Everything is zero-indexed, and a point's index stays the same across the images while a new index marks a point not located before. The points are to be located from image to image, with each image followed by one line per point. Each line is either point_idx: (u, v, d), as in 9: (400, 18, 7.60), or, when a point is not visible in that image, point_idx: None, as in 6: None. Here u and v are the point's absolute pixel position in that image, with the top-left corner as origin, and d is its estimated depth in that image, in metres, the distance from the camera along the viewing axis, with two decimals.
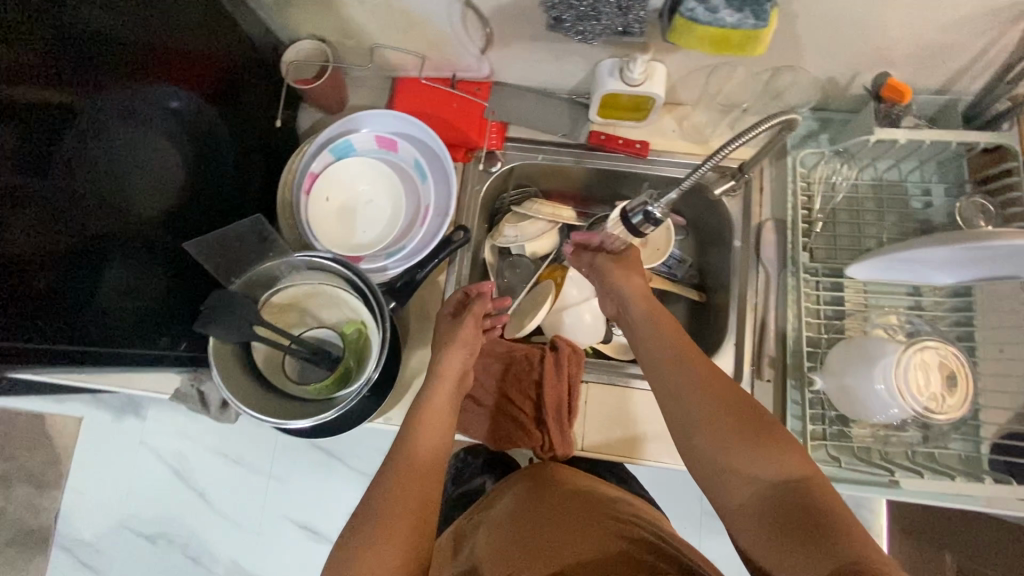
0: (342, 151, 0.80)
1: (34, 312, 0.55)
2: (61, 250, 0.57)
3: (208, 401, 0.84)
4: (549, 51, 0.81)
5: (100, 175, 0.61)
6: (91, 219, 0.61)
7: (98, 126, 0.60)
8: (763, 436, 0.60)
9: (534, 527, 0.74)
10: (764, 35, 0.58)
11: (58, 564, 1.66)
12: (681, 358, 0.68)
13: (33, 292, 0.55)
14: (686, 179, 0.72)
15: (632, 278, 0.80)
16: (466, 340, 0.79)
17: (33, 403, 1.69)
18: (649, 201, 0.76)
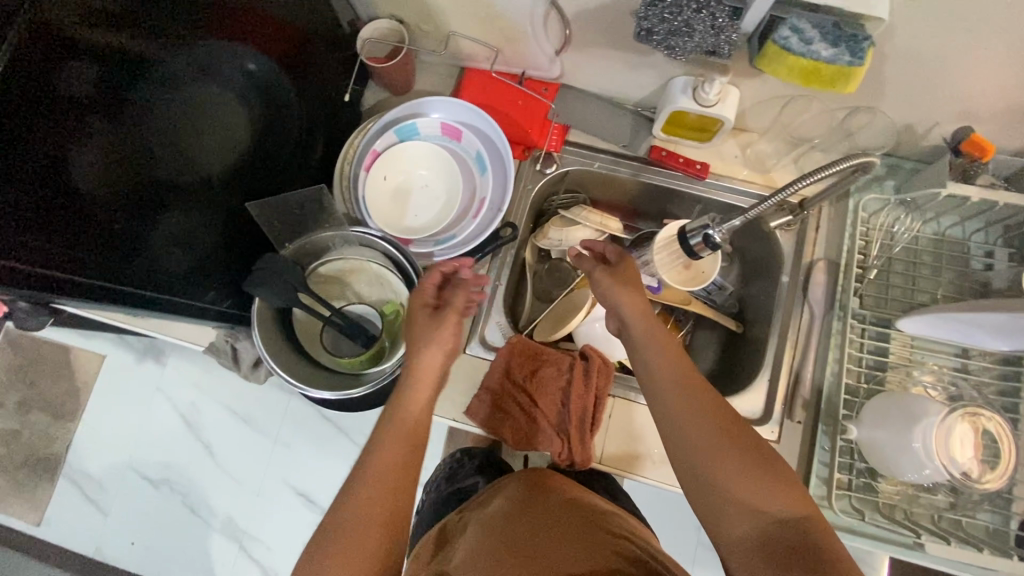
0: (406, 132, 0.81)
1: (95, 251, 0.56)
2: (127, 193, 0.59)
3: (241, 359, 0.85)
4: (624, 60, 0.80)
5: (168, 125, 0.62)
6: (157, 166, 0.62)
7: (171, 76, 0.61)
8: (768, 470, 0.60)
9: (514, 541, 0.74)
10: (857, 72, 0.58)
11: (62, 494, 1.69)
12: (682, 381, 0.66)
13: (94, 229, 0.56)
14: (752, 210, 0.72)
15: (635, 294, 0.74)
16: (447, 335, 0.71)
17: (63, 335, 1.74)
18: (711, 223, 0.75)
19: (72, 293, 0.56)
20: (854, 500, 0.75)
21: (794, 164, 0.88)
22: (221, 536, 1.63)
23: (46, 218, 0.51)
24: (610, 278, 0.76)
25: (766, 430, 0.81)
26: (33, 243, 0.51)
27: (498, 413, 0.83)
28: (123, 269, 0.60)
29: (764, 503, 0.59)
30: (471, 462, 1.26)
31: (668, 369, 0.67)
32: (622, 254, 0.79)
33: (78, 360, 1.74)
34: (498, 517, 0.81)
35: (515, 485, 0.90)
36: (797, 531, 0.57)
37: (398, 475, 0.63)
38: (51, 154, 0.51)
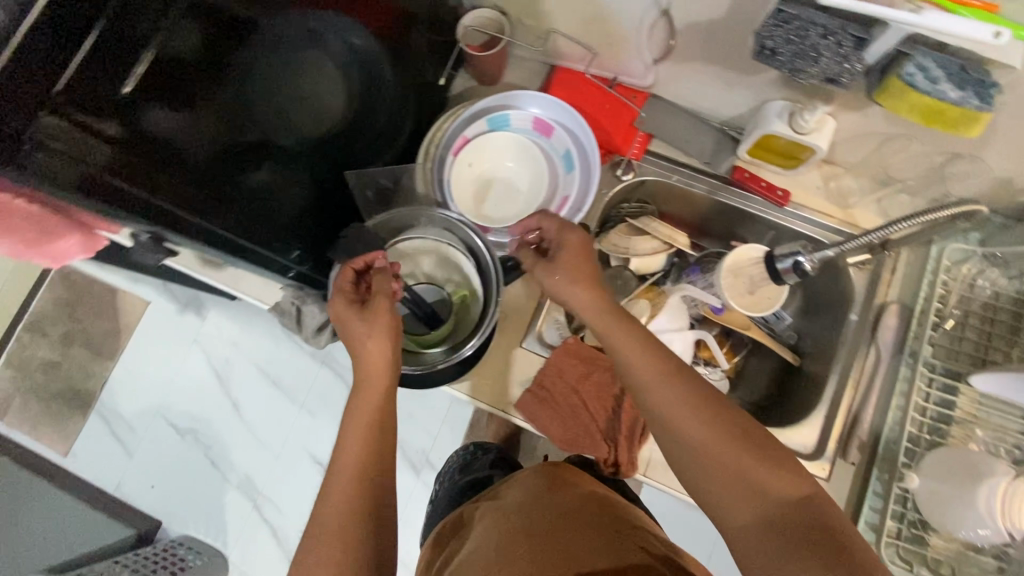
0: (497, 123, 0.81)
1: (205, 197, 0.58)
2: (234, 142, 0.60)
3: (303, 322, 0.86)
4: (723, 77, 0.80)
5: (278, 85, 0.63)
6: (264, 121, 0.63)
7: (287, 33, 0.62)
8: (764, 453, 0.57)
9: (510, 531, 0.72)
10: (983, 117, 0.58)
11: (90, 429, 1.72)
12: (661, 370, 0.62)
13: (199, 171, 0.57)
14: (849, 242, 0.75)
15: (577, 285, 0.69)
16: (383, 323, 0.69)
17: (112, 276, 1.79)
18: (803, 250, 0.76)
19: (182, 234, 0.58)
20: (903, 551, 0.73)
21: (878, 204, 0.86)
22: (237, 492, 1.65)
23: (170, 161, 0.53)
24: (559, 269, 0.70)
25: (818, 467, 0.80)
26: (156, 185, 0.53)
27: (549, 410, 0.83)
28: (225, 217, 0.61)
29: (767, 487, 0.55)
30: (485, 457, 1.27)
31: (645, 360, 0.63)
32: (561, 229, 0.72)
33: (125, 303, 1.78)
34: (511, 502, 0.81)
35: (529, 476, 0.88)
36: (807, 514, 0.54)
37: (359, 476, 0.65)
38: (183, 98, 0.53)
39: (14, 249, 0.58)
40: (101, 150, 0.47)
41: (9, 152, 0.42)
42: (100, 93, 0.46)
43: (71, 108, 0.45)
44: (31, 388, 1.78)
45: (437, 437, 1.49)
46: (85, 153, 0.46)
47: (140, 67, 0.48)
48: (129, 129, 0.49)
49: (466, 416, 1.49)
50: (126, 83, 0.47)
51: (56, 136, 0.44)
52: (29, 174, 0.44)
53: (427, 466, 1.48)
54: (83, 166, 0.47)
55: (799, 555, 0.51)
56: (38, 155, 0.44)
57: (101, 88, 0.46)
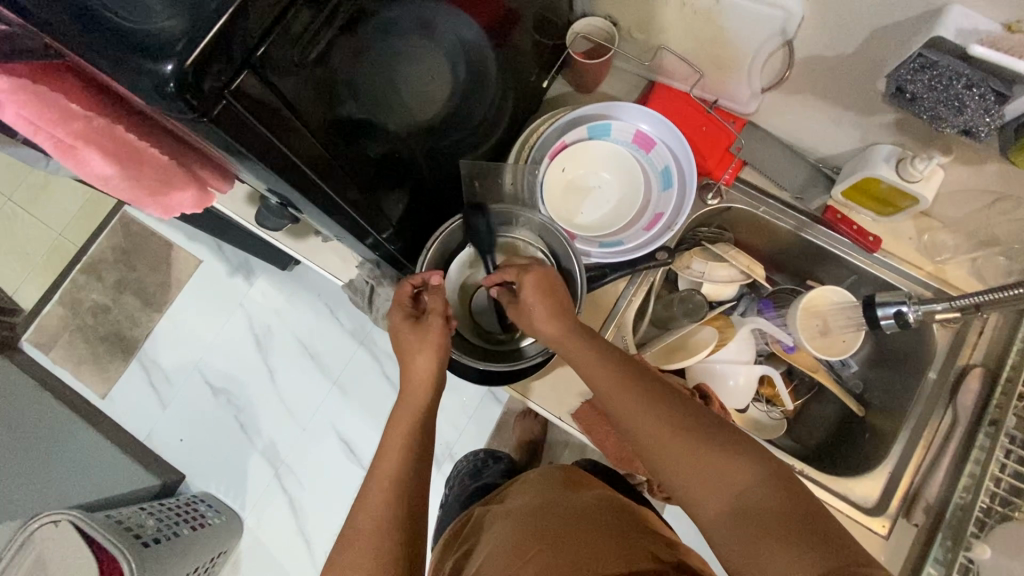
0: (598, 131, 0.81)
1: (334, 166, 0.59)
2: (365, 115, 0.61)
3: (374, 303, 0.87)
4: (833, 115, 0.79)
5: (403, 66, 0.63)
6: (392, 100, 0.64)
7: (430, 15, 0.63)
8: (718, 439, 0.57)
9: (513, 537, 0.71)
10: None
11: (131, 376, 1.77)
12: (616, 372, 0.63)
13: (330, 139, 0.57)
14: (960, 299, 0.71)
15: (537, 313, 0.68)
16: (433, 341, 0.71)
17: (172, 230, 1.83)
18: (908, 300, 0.76)
19: (310, 199, 0.59)
20: None
21: (971, 263, 0.84)
22: (260, 458, 1.67)
23: (316, 129, 0.55)
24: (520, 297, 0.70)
25: (878, 523, 0.79)
26: (303, 151, 0.54)
27: (604, 426, 0.82)
28: (345, 187, 0.62)
29: (727, 473, 0.55)
30: (497, 466, 1.27)
31: (593, 365, 0.65)
32: (522, 271, 0.70)
33: (179, 258, 1.83)
34: (520, 503, 0.81)
35: (539, 481, 0.86)
36: (774, 495, 0.52)
37: (385, 509, 0.63)
38: (338, 67, 0.54)
39: (135, 197, 0.58)
40: (273, 111, 0.48)
41: (208, 105, 0.44)
42: (283, 59, 0.47)
43: (261, 71, 0.46)
44: (79, 329, 1.83)
45: (462, 432, 1.48)
46: (262, 108, 0.47)
47: (323, 37, 0.49)
48: (295, 92, 0.50)
49: (494, 416, 1.48)
50: (312, 52, 0.49)
51: (246, 92, 0.45)
52: (216, 125, 0.45)
53: (450, 459, 1.47)
54: (256, 126, 0.48)
55: (765, 541, 0.50)
56: (226, 107, 0.45)
57: (291, 53, 0.47)
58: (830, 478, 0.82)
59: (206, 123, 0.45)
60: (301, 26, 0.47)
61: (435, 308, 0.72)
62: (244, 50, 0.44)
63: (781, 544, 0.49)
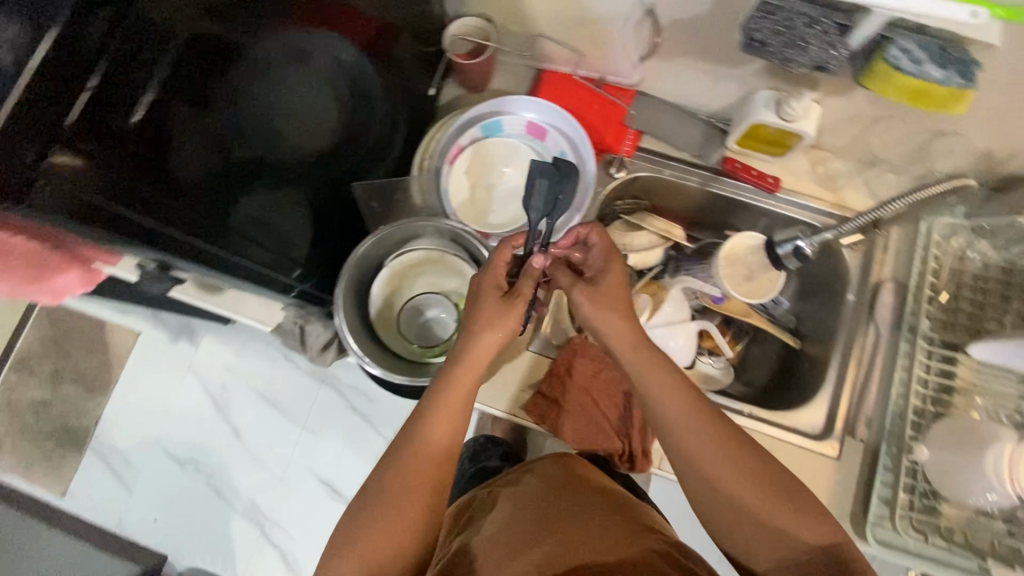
0: (490, 128, 0.82)
1: (203, 219, 0.60)
2: (233, 164, 0.62)
3: (307, 341, 0.84)
4: (710, 71, 0.81)
5: (266, 109, 0.64)
6: (264, 142, 0.65)
7: (283, 50, 0.64)
8: (786, 497, 0.60)
9: (497, 544, 0.67)
10: (968, 94, 0.58)
11: (88, 468, 1.68)
12: (691, 416, 0.63)
13: (191, 198, 0.58)
14: (852, 223, 0.84)
15: (615, 322, 0.68)
16: (508, 321, 0.67)
17: (98, 309, 1.74)
18: (803, 235, 0.84)
19: (189, 258, 0.60)
20: (915, 521, 0.76)
21: (865, 184, 0.89)
22: (243, 519, 1.62)
23: (172, 188, 0.56)
24: (591, 296, 0.69)
25: (828, 446, 0.82)
26: (158, 214, 0.55)
27: (560, 413, 0.83)
28: (223, 239, 0.62)
29: (789, 532, 0.59)
30: (496, 450, 1.27)
31: (666, 395, 0.64)
32: (608, 256, 0.71)
33: (113, 335, 1.74)
34: (532, 493, 0.76)
35: (540, 472, 0.81)
36: (829, 561, 0.58)
37: (394, 527, 0.60)
38: (179, 124, 0.55)
39: (11, 286, 0.57)
40: (104, 183, 0.50)
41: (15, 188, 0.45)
42: (102, 128, 0.49)
43: (79, 144, 0.48)
44: (23, 431, 1.73)
45: None
46: (92, 182, 0.49)
47: (143, 99, 0.51)
48: (130, 155, 0.51)
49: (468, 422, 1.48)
50: (132, 117, 0.51)
51: (61, 166, 0.47)
52: (37, 209, 0.47)
53: None
54: (88, 199, 0.49)
55: None
56: (43, 187, 0.46)
57: (108, 119, 0.49)
58: (781, 413, 0.86)
59: (28, 210, 0.47)
60: (112, 95, 0.49)
61: (522, 291, 0.68)
62: (48, 124, 0.46)
63: None
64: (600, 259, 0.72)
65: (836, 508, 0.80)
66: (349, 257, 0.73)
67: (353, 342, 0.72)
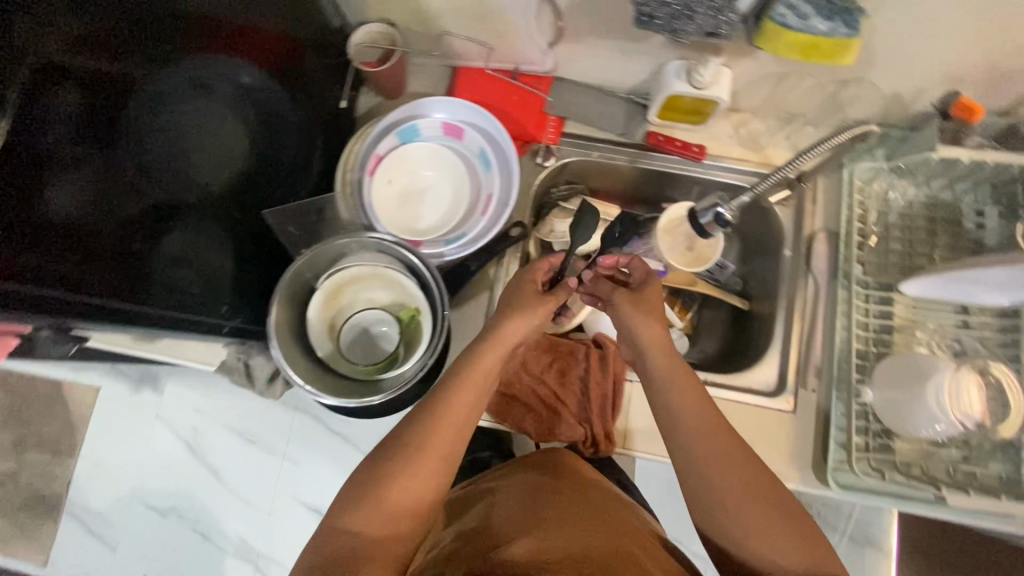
0: (407, 134, 0.81)
1: (112, 273, 0.60)
2: (141, 212, 0.63)
3: (253, 375, 0.84)
4: (619, 49, 0.81)
5: (165, 148, 0.65)
6: (172, 182, 0.66)
7: (175, 87, 0.65)
8: (786, 516, 0.61)
9: (493, 528, 0.68)
10: (855, 43, 0.59)
11: (67, 532, 1.63)
12: (707, 427, 0.64)
13: (99, 254, 0.59)
14: (762, 184, 0.78)
15: (653, 329, 0.68)
16: (536, 313, 0.70)
17: (50, 370, 1.66)
18: (722, 202, 0.79)
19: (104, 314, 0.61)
20: (872, 461, 0.78)
21: (788, 139, 0.90)
22: (236, 559, 1.57)
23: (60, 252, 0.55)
24: (630, 306, 0.70)
25: (783, 401, 0.83)
26: (44, 278, 0.55)
27: (513, 406, 0.86)
28: (140, 289, 0.63)
29: (783, 554, 0.60)
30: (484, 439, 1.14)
31: (682, 402, 0.66)
32: (648, 276, 0.71)
33: (71, 394, 1.67)
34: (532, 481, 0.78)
35: (539, 459, 0.83)
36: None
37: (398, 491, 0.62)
38: (66, 180, 0.55)
39: None
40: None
41: None
42: None
43: None
44: None
45: None
46: None
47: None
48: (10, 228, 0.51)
49: None
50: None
51: None
52: None
53: None
54: None
55: None
56: None
57: None
58: (736, 375, 0.87)
59: None
60: None
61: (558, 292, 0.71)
62: None
63: None
64: (643, 274, 0.72)
65: (799, 459, 0.81)
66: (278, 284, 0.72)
67: (294, 374, 0.69)
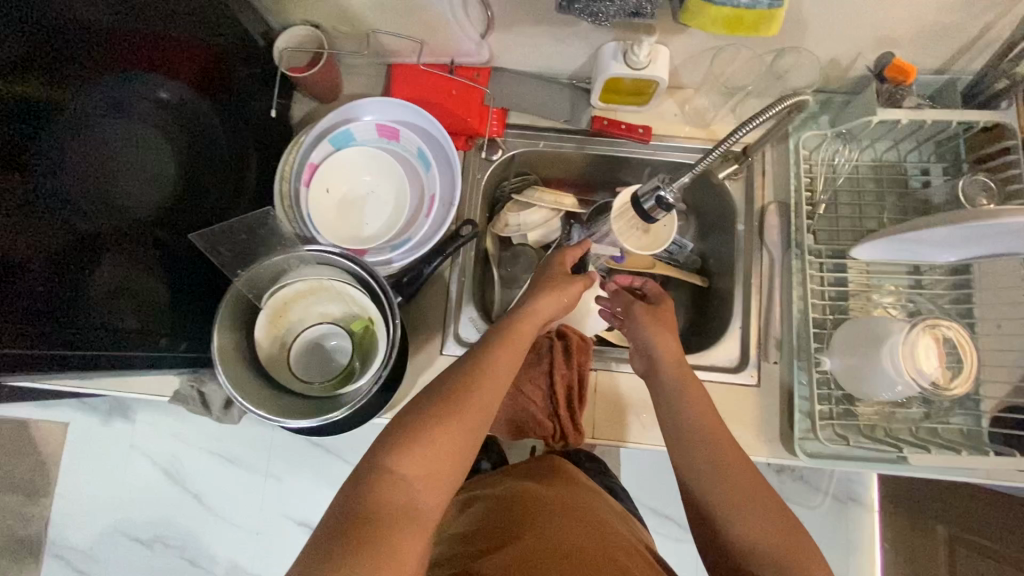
0: (341, 139, 0.79)
1: (41, 309, 0.57)
2: (68, 243, 0.60)
3: (210, 402, 0.81)
4: (553, 35, 0.79)
5: (86, 172, 0.63)
6: (97, 208, 0.64)
7: (90, 107, 0.63)
8: (793, 529, 0.59)
9: (485, 532, 0.67)
10: (778, 14, 0.57)
11: (52, 572, 1.59)
12: (716, 433, 0.66)
13: (28, 290, 0.56)
14: (699, 164, 0.73)
15: (668, 337, 0.73)
16: (565, 295, 0.74)
17: (12, 410, 1.60)
18: (661, 184, 0.75)
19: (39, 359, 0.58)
20: (837, 427, 0.79)
21: (733, 113, 0.89)
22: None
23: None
24: (645, 314, 0.75)
25: (746, 376, 0.84)
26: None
27: None
28: (75, 328, 0.61)
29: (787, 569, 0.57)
30: None
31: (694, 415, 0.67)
32: (662, 295, 0.80)
33: (37, 433, 1.61)
34: (538, 487, 0.76)
35: (537, 467, 0.83)
36: None
37: (429, 460, 0.57)
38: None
39: None
40: None
41: None
42: None
43: None
44: None
45: None
46: None
47: None
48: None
49: None
50: None
51: None
52: None
53: None
54: None
55: None
56: None
57: None
58: (700, 354, 0.86)
59: None
60: None
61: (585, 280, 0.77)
62: None
63: None
64: (658, 295, 0.80)
65: (767, 432, 0.82)
66: (220, 306, 0.69)
67: (242, 401, 0.67)
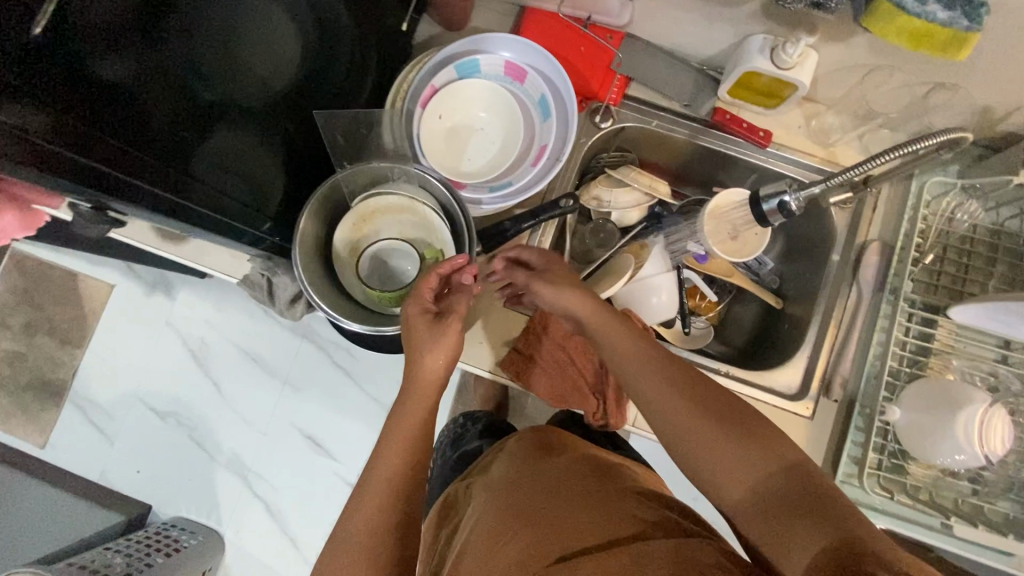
0: (467, 69, 0.78)
1: (148, 148, 0.56)
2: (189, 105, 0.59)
3: (275, 294, 0.82)
4: (702, 14, 0.75)
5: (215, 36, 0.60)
6: (236, 80, 0.64)
7: None
8: (755, 439, 0.56)
9: (477, 535, 0.63)
10: (972, 40, 0.55)
11: (67, 419, 1.60)
12: (649, 363, 0.63)
13: (77, 108, 0.49)
14: (836, 176, 0.71)
15: (564, 290, 0.69)
16: (450, 342, 0.67)
17: (67, 259, 1.64)
18: (789, 189, 0.73)
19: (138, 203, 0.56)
20: (883, 480, 0.76)
21: (860, 140, 0.85)
22: (226, 471, 1.54)
23: (62, 107, 0.48)
24: (545, 282, 0.70)
25: (802, 406, 0.82)
26: (106, 154, 0.52)
27: (535, 368, 0.82)
28: (193, 187, 0.60)
29: (757, 468, 0.55)
30: (474, 428, 1.10)
31: (639, 367, 0.64)
32: (545, 253, 0.74)
33: (84, 287, 1.64)
34: (500, 478, 0.72)
35: (512, 447, 0.79)
36: (788, 482, 0.54)
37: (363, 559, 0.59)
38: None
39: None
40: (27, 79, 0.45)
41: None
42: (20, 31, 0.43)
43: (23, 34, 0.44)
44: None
45: None
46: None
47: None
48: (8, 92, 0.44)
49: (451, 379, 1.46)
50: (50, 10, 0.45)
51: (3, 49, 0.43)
52: None
53: None
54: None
55: (793, 521, 0.51)
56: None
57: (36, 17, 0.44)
58: (757, 373, 0.85)
59: None
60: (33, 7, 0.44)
61: (456, 308, 0.68)
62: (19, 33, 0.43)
63: (797, 524, 0.51)
64: (540, 255, 0.74)
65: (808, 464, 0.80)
66: (311, 199, 0.69)
67: (317, 299, 0.69)
